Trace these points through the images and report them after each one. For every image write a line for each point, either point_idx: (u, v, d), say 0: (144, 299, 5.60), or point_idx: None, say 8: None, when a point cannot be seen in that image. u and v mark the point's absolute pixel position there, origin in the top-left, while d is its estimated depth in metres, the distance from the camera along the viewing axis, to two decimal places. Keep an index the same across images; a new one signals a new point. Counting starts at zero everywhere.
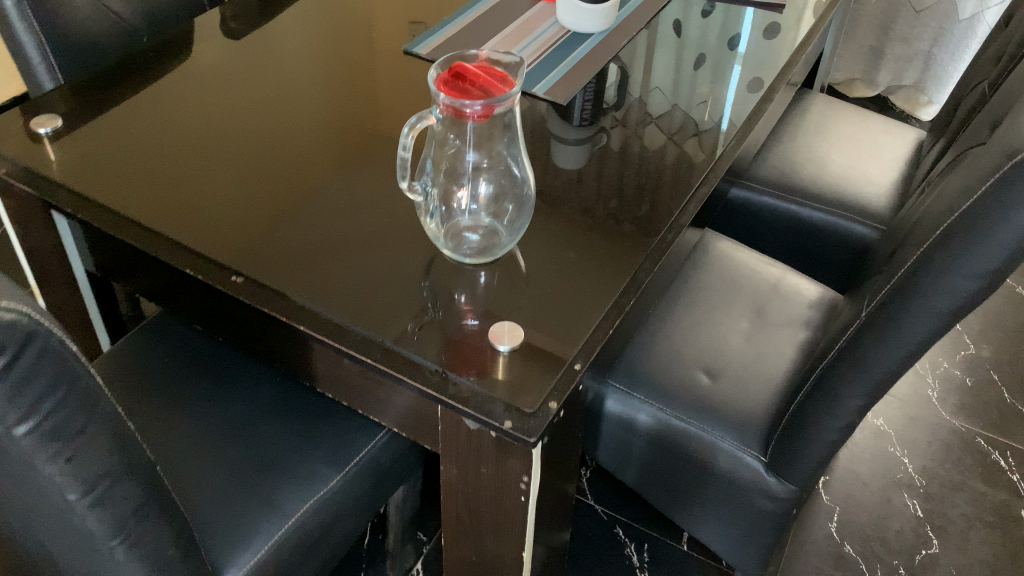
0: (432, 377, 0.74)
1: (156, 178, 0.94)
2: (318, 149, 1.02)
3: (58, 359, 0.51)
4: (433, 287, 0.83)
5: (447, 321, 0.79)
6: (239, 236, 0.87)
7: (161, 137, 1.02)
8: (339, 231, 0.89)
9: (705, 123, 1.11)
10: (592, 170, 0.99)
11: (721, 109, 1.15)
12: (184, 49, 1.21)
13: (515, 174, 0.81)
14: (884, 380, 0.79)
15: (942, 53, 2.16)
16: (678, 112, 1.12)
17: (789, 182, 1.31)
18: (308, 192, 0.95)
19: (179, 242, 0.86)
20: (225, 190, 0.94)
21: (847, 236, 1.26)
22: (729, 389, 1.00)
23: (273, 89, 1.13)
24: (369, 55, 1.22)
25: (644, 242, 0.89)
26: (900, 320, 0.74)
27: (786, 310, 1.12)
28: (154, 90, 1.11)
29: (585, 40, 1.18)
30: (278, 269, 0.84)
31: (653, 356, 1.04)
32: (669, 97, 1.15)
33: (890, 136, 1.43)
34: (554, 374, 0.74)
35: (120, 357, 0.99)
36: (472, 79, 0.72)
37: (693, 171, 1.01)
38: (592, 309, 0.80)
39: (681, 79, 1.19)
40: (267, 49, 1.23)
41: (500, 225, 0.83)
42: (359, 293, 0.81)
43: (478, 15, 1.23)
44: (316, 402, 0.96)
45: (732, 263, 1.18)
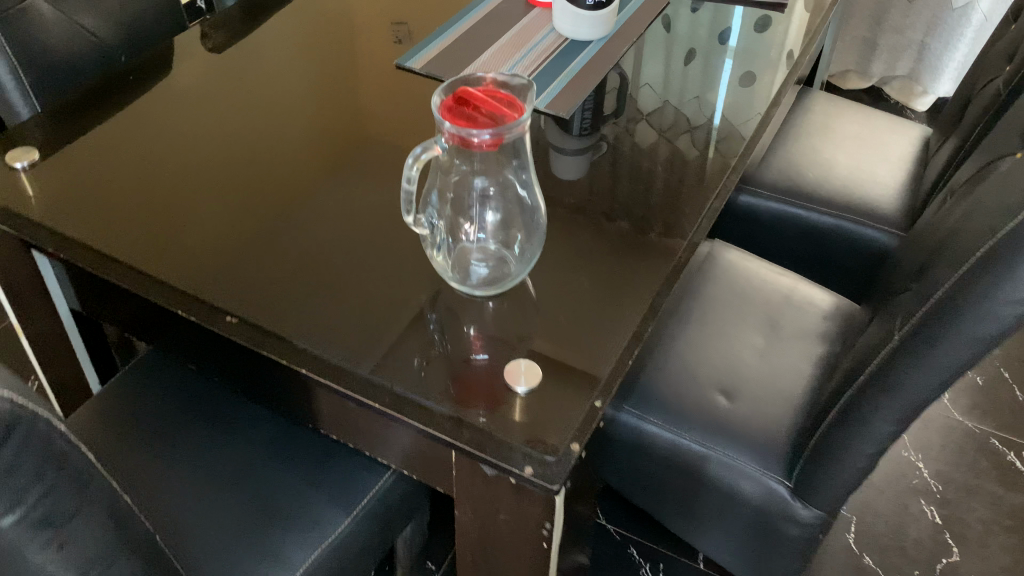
0: (446, 422, 0.70)
1: (140, 209, 0.89)
2: (312, 171, 0.97)
3: (44, 441, 0.46)
4: (441, 322, 0.78)
5: (458, 359, 0.75)
6: (232, 270, 0.83)
7: (143, 163, 0.97)
8: (339, 262, 0.84)
9: (698, 118, 1.09)
10: (599, 187, 0.95)
11: (713, 101, 1.13)
12: (164, 68, 1.16)
13: (525, 201, 0.76)
14: (918, 405, 0.76)
15: (936, 43, 2.13)
16: (670, 108, 1.11)
17: (796, 186, 1.27)
18: (303, 218, 0.90)
19: (168, 280, 0.81)
20: (213, 218, 0.89)
21: (857, 242, 1.23)
22: (748, 410, 0.96)
23: (259, 107, 1.08)
24: (359, 68, 1.17)
25: (659, 265, 0.85)
26: (935, 346, 0.70)
27: (801, 321, 1.08)
28: (134, 113, 1.06)
29: (584, 48, 1.14)
30: (275, 306, 0.79)
31: (667, 377, 1.00)
32: (659, 91, 1.13)
33: (895, 133, 1.40)
34: (575, 413, 0.69)
35: (110, 402, 0.95)
36: (479, 105, 0.67)
37: (704, 183, 0.97)
38: (611, 341, 0.76)
39: (672, 73, 1.17)
40: (252, 64, 1.18)
41: (510, 254, 0.79)
42: (362, 329, 0.77)
43: (471, 24, 1.19)
44: (318, 442, 0.92)
45: (742, 274, 1.14)
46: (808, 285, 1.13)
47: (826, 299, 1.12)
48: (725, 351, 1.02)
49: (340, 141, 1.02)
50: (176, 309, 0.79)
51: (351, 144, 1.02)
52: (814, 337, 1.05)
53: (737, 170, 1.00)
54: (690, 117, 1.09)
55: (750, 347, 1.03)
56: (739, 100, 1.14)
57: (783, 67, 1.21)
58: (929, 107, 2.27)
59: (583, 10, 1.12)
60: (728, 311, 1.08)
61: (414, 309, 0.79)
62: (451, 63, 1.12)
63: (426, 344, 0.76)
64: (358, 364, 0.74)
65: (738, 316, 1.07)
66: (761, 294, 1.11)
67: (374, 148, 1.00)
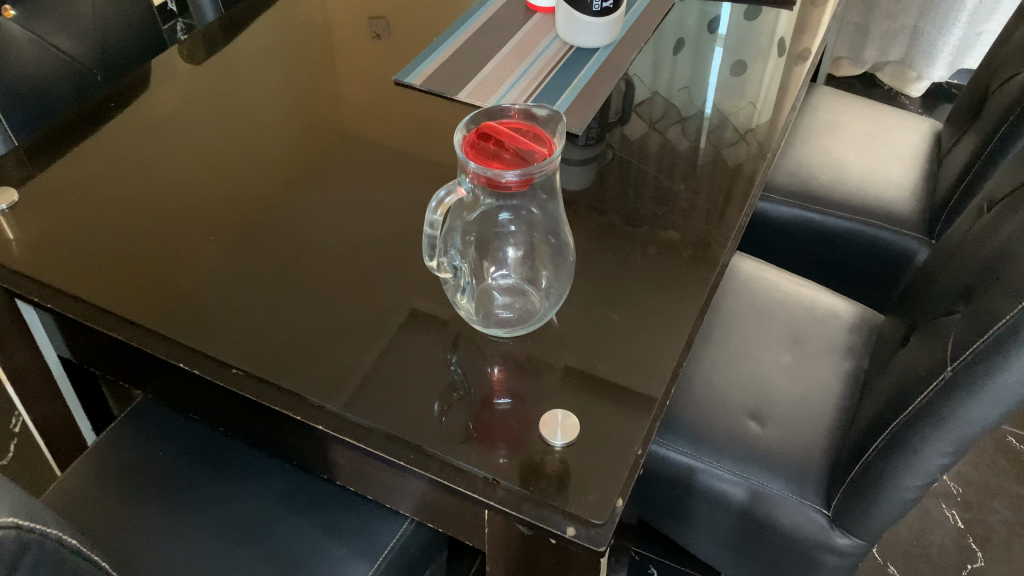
0: (479, 483, 0.64)
1: (129, 250, 0.83)
2: (311, 199, 0.91)
3: (57, 565, 0.41)
4: (462, 366, 0.73)
5: (485, 409, 0.70)
6: (235, 316, 0.77)
7: (129, 198, 0.90)
8: (350, 303, 0.78)
9: (688, 108, 1.07)
10: (618, 208, 0.90)
11: (704, 94, 1.10)
12: (145, 92, 1.09)
13: (553, 239, 0.71)
14: (971, 437, 0.72)
15: (929, 27, 2.09)
16: (659, 99, 1.07)
17: (811, 190, 1.22)
18: (306, 253, 0.84)
19: (165, 330, 0.75)
20: (208, 256, 0.83)
21: (877, 246, 1.19)
22: (779, 435, 0.92)
23: (247, 130, 1.02)
24: (354, 82, 1.10)
25: (692, 294, 0.80)
26: (996, 379, 0.66)
27: (826, 335, 1.04)
28: (116, 143, 0.99)
29: (590, 56, 1.08)
30: (283, 354, 0.73)
31: (693, 402, 0.96)
32: (648, 82, 1.09)
33: (904, 129, 1.36)
34: (618, 465, 0.65)
35: (105, 458, 0.89)
36: (504, 142, 0.62)
37: (727, 198, 0.93)
38: (649, 381, 0.71)
39: (661, 64, 1.13)
40: (238, 82, 1.11)
41: (534, 289, 0.74)
42: (380, 378, 0.71)
43: (470, 34, 1.13)
44: (332, 492, 0.87)
45: (761, 287, 1.10)
46: (829, 296, 1.10)
47: (849, 310, 1.08)
48: (751, 372, 0.98)
49: (340, 165, 0.96)
50: (176, 361, 0.74)
51: (352, 167, 0.95)
52: (841, 352, 1.02)
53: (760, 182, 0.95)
54: (702, 127, 1.04)
55: (776, 367, 0.99)
56: (729, 89, 1.12)
57: (792, 63, 1.17)
58: (923, 92, 2.24)
59: (588, 16, 1.06)
60: (751, 328, 1.04)
61: (435, 353, 0.74)
62: (453, 77, 1.06)
63: (451, 392, 0.71)
64: (379, 420, 0.68)
65: (761, 334, 1.03)
66: (782, 309, 1.07)
67: (378, 173, 0.95)
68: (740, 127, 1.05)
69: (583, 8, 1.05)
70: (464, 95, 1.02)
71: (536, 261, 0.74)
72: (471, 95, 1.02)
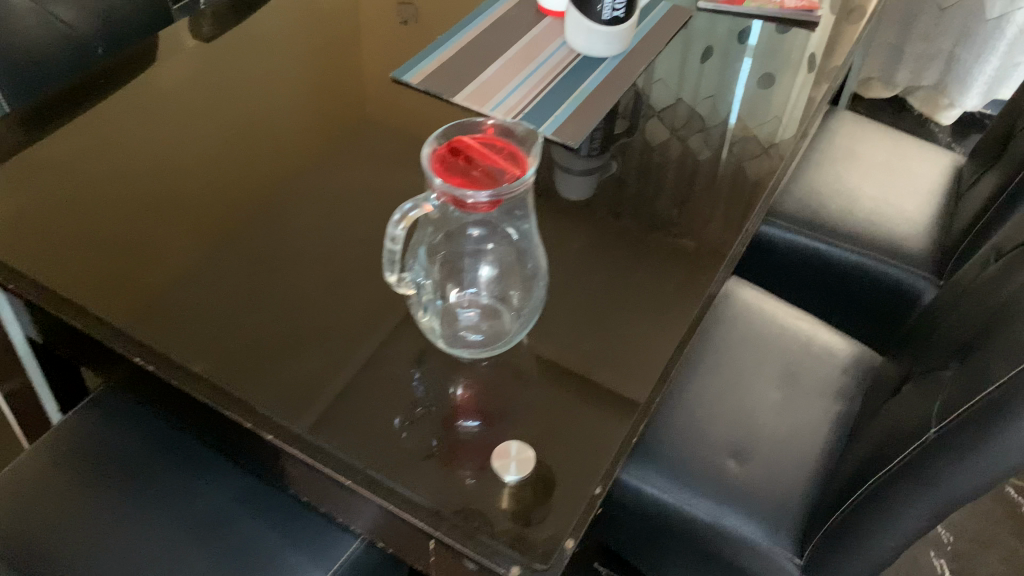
0: (425, 511, 0.61)
1: (99, 236, 0.81)
2: (292, 194, 0.88)
3: None
4: (425, 384, 0.70)
5: (444, 433, 0.67)
6: (198, 314, 0.74)
7: (107, 179, 0.88)
8: (318, 306, 0.76)
9: (713, 118, 1.04)
10: (608, 228, 0.87)
11: (730, 103, 1.06)
12: (141, 68, 1.06)
13: (526, 259, 0.68)
14: (952, 503, 0.68)
15: (966, 54, 2.03)
16: (683, 107, 1.04)
17: (821, 219, 1.18)
18: (279, 251, 0.81)
19: (123, 324, 0.73)
20: (178, 248, 0.81)
21: (884, 283, 1.14)
22: (759, 475, 0.89)
23: (238, 117, 0.99)
24: (354, 73, 1.07)
25: (674, 326, 0.77)
26: (984, 445, 0.63)
27: (819, 374, 1.00)
28: (104, 121, 0.97)
29: (597, 65, 1.05)
30: (241, 358, 0.71)
31: (673, 434, 0.92)
32: (673, 88, 1.07)
33: (925, 161, 1.31)
34: (573, 504, 0.62)
35: (65, 445, 0.87)
36: (475, 159, 0.59)
37: (724, 226, 0.89)
38: (618, 416, 0.68)
39: (688, 71, 1.10)
40: (236, 65, 1.08)
41: (505, 308, 0.71)
42: (335, 392, 0.69)
43: (476, 34, 1.09)
44: (287, 501, 0.84)
45: (757, 317, 1.06)
46: (826, 332, 1.06)
47: (846, 349, 1.04)
48: (737, 406, 0.94)
49: (327, 161, 0.93)
50: (133, 356, 0.71)
51: (339, 163, 0.92)
52: (833, 393, 0.98)
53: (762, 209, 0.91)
54: (710, 145, 0.99)
55: (764, 402, 0.95)
56: (755, 102, 1.07)
57: (811, 84, 1.12)
58: (954, 120, 2.18)
59: (598, 25, 1.02)
60: (743, 360, 1.00)
61: (398, 368, 0.71)
62: (453, 77, 1.02)
63: (412, 410, 0.68)
64: (329, 437, 0.65)
65: (751, 367, 0.99)
66: (777, 343, 1.03)
67: (364, 171, 0.91)
68: (763, 141, 1.01)
69: (593, 15, 1.01)
70: (462, 97, 0.99)
71: (508, 281, 0.70)
72: (470, 98, 0.99)
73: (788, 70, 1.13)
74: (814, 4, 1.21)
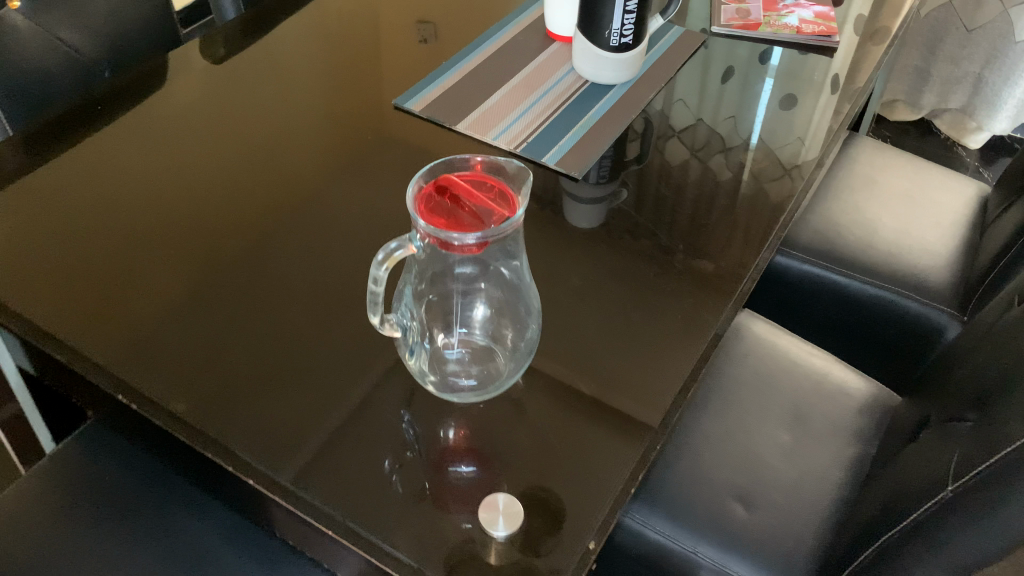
0: (406, 565, 0.58)
1: (89, 268, 0.80)
2: (285, 224, 0.86)
3: None
4: (416, 426, 0.67)
5: (432, 480, 0.64)
6: (183, 349, 0.72)
7: (102, 207, 0.87)
8: (304, 343, 0.73)
9: (733, 138, 1.02)
10: (612, 261, 0.83)
11: (750, 125, 1.05)
12: (148, 89, 1.05)
13: (519, 299, 0.65)
14: (969, 565, 0.64)
15: (994, 76, 1.98)
16: (704, 127, 1.03)
17: (837, 251, 1.15)
18: (270, 284, 0.79)
19: (106, 360, 0.71)
20: (167, 279, 0.79)
21: (903, 318, 1.10)
22: (768, 522, 0.84)
23: (237, 142, 0.97)
24: (356, 98, 1.05)
25: (679, 366, 0.73)
26: (1005, 507, 0.58)
27: (832, 415, 0.96)
28: (103, 146, 0.95)
29: (604, 93, 1.02)
30: (226, 397, 0.68)
31: (678, 476, 0.88)
32: (693, 108, 1.05)
33: (947, 191, 1.27)
34: (562, 561, 0.59)
35: (50, 478, 0.85)
36: (463, 200, 0.57)
37: (735, 257, 0.85)
38: (613, 465, 0.64)
39: (708, 91, 1.08)
40: (239, 87, 1.06)
41: (500, 348, 0.67)
42: (319, 435, 0.66)
43: (482, 60, 1.07)
44: (272, 544, 0.82)
45: (769, 354, 1.02)
46: (841, 370, 1.02)
47: (861, 388, 0.99)
48: (746, 448, 0.90)
49: (324, 188, 0.90)
50: (116, 393, 0.69)
51: (336, 192, 0.90)
52: (847, 437, 0.94)
53: (774, 241, 0.87)
54: (719, 171, 0.96)
55: (775, 445, 0.91)
56: (776, 123, 1.05)
57: (829, 107, 1.08)
58: (982, 144, 2.12)
59: (606, 51, 0.99)
60: (752, 399, 0.96)
61: (386, 409, 0.68)
62: (456, 105, 1.00)
63: (399, 454, 0.65)
64: (309, 485, 0.63)
65: (761, 407, 0.95)
66: (789, 381, 0.99)
67: (362, 199, 0.89)
68: (785, 162, 0.99)
69: (601, 42, 0.98)
70: (465, 126, 0.96)
71: (502, 320, 0.67)
72: (472, 126, 0.96)
73: (801, 94, 1.10)
74: (832, 30, 1.17)
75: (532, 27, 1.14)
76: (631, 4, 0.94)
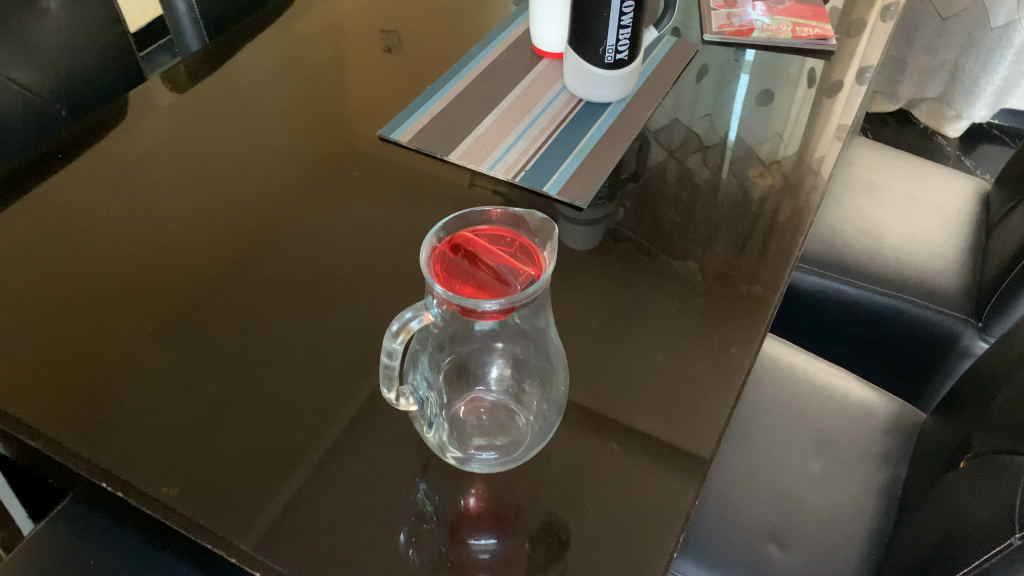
0: None
1: (57, 334, 0.72)
2: (268, 268, 0.78)
3: None
4: (432, 493, 0.60)
5: (458, 561, 0.57)
6: (167, 419, 0.65)
7: (67, 262, 0.79)
8: (302, 407, 0.65)
9: (711, 136, 0.98)
10: (627, 289, 0.77)
11: (727, 121, 1.01)
12: (111, 131, 0.95)
13: (544, 357, 0.59)
14: None
15: (970, 64, 1.97)
16: (680, 126, 0.98)
17: (846, 262, 1.11)
18: (258, 339, 0.71)
19: (84, 440, 0.64)
20: (146, 338, 0.71)
21: (917, 328, 1.07)
22: (806, 563, 0.80)
23: (211, 179, 0.90)
24: (335, 125, 0.98)
25: (712, 404, 0.67)
26: None
27: (858, 439, 0.91)
28: (64, 192, 0.87)
29: (601, 112, 0.97)
30: (226, 476, 0.61)
31: (710, 518, 0.83)
32: (666, 108, 1.00)
33: (948, 190, 1.23)
34: None
35: (29, 564, 0.77)
36: (481, 260, 0.52)
37: (756, 275, 0.79)
38: (655, 527, 0.58)
39: (683, 90, 1.04)
40: (207, 117, 0.99)
41: (522, 409, 0.62)
42: (327, 514, 0.58)
43: (469, 82, 1.01)
44: None
45: (787, 376, 0.97)
46: (861, 387, 0.97)
47: (884, 406, 0.95)
48: (775, 482, 0.86)
49: (307, 227, 0.83)
50: (99, 480, 0.61)
51: (321, 230, 0.83)
52: (875, 461, 0.89)
53: (795, 255, 0.81)
54: (698, 170, 0.92)
55: (803, 475, 0.87)
56: (753, 119, 1.01)
57: (825, 106, 1.04)
58: (961, 132, 2.11)
59: (600, 69, 0.94)
60: (776, 427, 0.91)
61: (398, 477, 0.61)
62: (445, 133, 0.94)
63: (414, 528, 0.58)
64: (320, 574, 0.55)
65: (786, 434, 0.91)
66: (811, 405, 0.94)
67: (351, 237, 0.82)
68: (763, 159, 0.95)
69: (595, 59, 0.93)
70: (457, 155, 0.90)
71: (524, 377, 0.61)
72: (465, 155, 0.90)
73: (778, 88, 1.06)
74: (828, 32, 1.13)
75: (517, 45, 1.08)
76: (626, 17, 0.89)
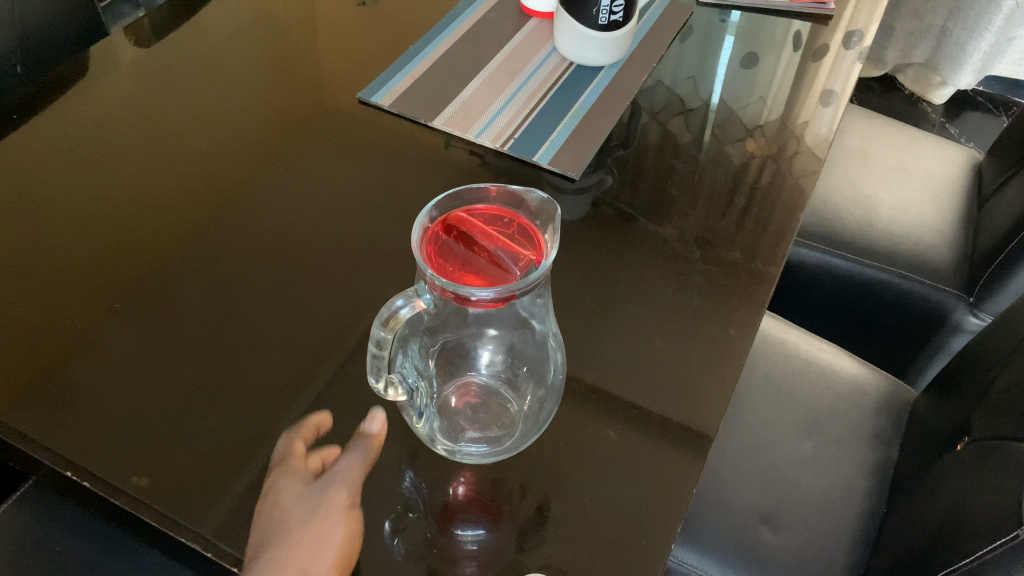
0: None
1: (15, 311, 0.67)
2: (242, 239, 0.74)
3: None
4: (420, 484, 0.57)
5: (446, 556, 0.54)
6: (135, 403, 0.60)
7: (27, 233, 0.73)
8: (280, 391, 0.61)
9: (694, 100, 0.94)
10: (621, 265, 0.73)
11: (718, 86, 0.97)
12: (72, 91, 0.89)
13: (539, 342, 0.56)
14: None
15: (958, 29, 1.92)
16: (667, 90, 0.94)
17: (838, 235, 1.09)
18: (232, 317, 0.67)
19: (46, 427, 0.59)
20: (110, 317, 0.66)
21: (910, 302, 1.05)
22: (797, 545, 0.78)
23: (180, 143, 0.84)
24: (313, 85, 0.93)
25: (710, 388, 0.64)
26: None
27: (849, 418, 0.90)
28: (23, 156, 0.81)
29: (592, 77, 0.92)
30: (201, 467, 0.57)
31: (707, 501, 0.80)
32: (655, 71, 0.96)
33: (941, 162, 1.21)
34: None
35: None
36: (478, 242, 0.48)
37: (753, 249, 0.75)
38: (653, 521, 0.55)
39: (673, 54, 0.99)
40: (176, 76, 0.93)
41: (515, 398, 0.58)
42: None
43: (453, 42, 0.96)
44: None
45: (780, 354, 0.95)
46: (853, 364, 0.96)
47: (875, 385, 0.94)
48: (768, 463, 0.84)
49: (284, 194, 0.78)
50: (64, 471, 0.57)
51: (300, 196, 0.78)
52: (867, 441, 0.88)
53: (793, 228, 0.78)
54: (687, 135, 0.88)
55: (795, 456, 0.85)
56: (744, 83, 0.97)
57: (820, 71, 1.00)
58: (946, 98, 2.10)
59: (593, 31, 0.89)
60: (769, 406, 0.89)
61: (383, 468, 0.57)
62: (430, 97, 0.89)
63: (400, 519, 0.55)
64: None
65: (778, 414, 0.89)
66: (803, 383, 0.92)
67: (329, 206, 0.77)
68: (754, 124, 0.91)
69: (588, 21, 0.88)
70: (441, 121, 0.86)
71: (517, 363, 0.58)
72: (450, 121, 0.85)
73: (769, 51, 1.02)
74: None
75: (504, 3, 1.03)
76: None
